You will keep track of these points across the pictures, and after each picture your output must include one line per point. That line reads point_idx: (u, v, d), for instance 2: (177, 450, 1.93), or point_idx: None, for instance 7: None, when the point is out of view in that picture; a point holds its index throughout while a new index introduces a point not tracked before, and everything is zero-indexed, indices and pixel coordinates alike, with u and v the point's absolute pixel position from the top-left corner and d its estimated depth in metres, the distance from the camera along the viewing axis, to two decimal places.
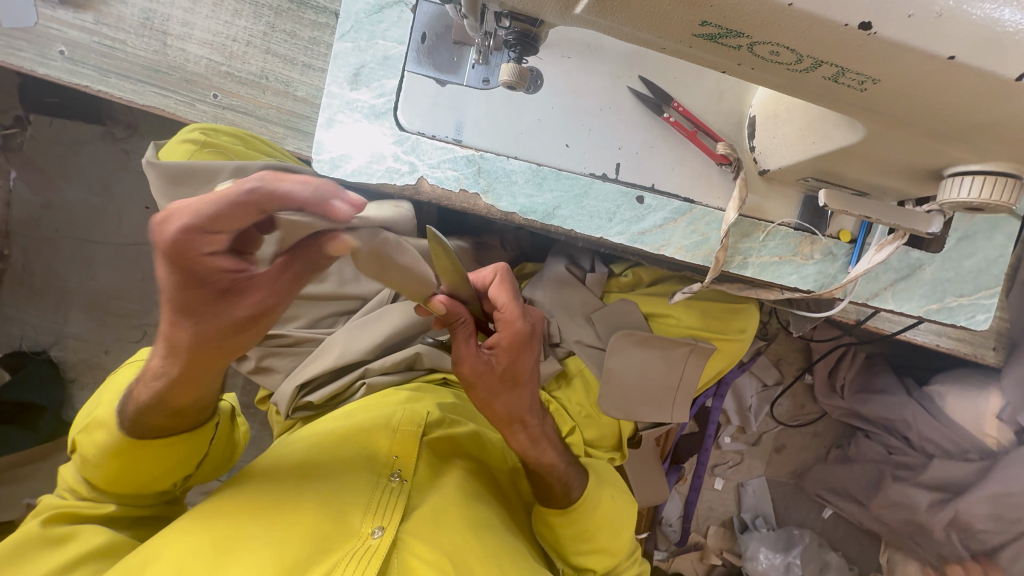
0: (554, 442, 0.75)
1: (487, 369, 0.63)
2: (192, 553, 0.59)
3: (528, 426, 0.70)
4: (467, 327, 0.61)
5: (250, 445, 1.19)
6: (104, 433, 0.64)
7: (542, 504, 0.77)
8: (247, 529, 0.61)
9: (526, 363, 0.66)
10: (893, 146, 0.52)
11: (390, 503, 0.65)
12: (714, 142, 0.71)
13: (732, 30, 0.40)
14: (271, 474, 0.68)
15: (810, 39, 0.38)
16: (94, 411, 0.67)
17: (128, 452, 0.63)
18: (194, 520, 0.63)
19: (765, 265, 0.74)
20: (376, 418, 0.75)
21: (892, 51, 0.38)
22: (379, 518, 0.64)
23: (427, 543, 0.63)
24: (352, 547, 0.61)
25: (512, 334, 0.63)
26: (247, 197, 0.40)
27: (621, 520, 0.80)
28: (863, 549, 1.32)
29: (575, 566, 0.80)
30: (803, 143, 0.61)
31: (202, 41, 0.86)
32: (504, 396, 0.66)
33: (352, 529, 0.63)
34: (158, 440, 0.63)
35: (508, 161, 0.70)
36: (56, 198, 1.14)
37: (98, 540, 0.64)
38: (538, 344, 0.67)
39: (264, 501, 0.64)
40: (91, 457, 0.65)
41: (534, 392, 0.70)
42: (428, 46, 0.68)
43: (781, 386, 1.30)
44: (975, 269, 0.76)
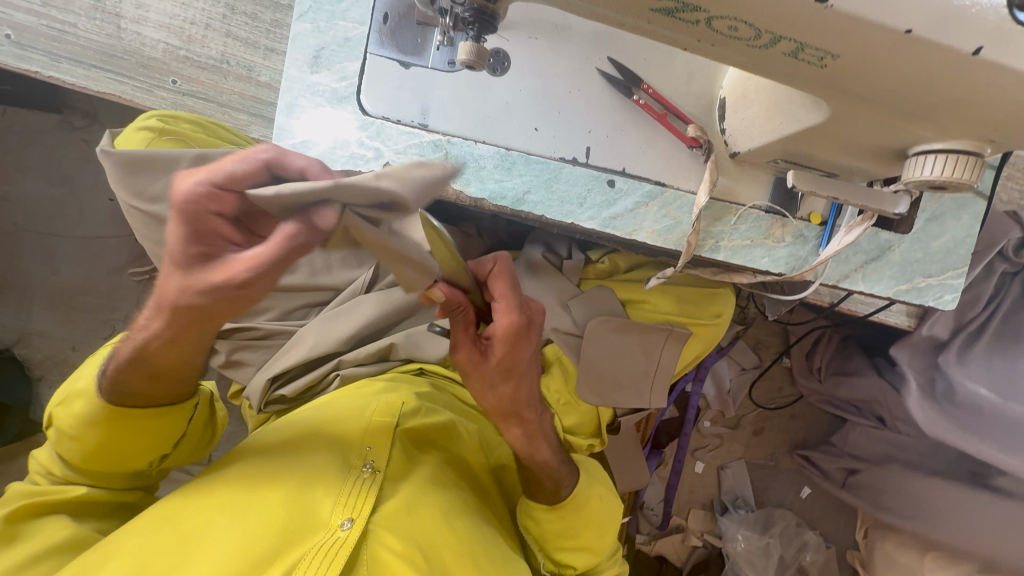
0: (548, 438, 0.74)
1: (483, 359, 0.63)
2: (155, 547, 0.58)
3: (524, 421, 0.69)
4: (465, 317, 0.62)
5: (226, 441, 1.17)
6: (82, 405, 0.63)
7: (530, 498, 0.77)
8: (211, 521, 0.60)
9: (525, 356, 0.64)
10: (858, 125, 0.52)
11: (360, 494, 0.64)
12: (684, 124, 0.70)
13: (689, 4, 0.39)
14: (240, 466, 0.66)
15: (767, 13, 0.38)
16: (73, 384, 0.66)
17: (107, 422, 0.62)
18: (160, 512, 0.62)
19: (737, 249, 0.74)
20: (351, 408, 0.74)
21: (853, 25, 0.37)
22: (349, 510, 0.63)
23: (398, 535, 0.63)
24: (321, 539, 0.60)
25: (508, 327, 0.62)
26: (262, 157, 0.45)
27: (604, 518, 0.80)
28: (839, 526, 1.35)
29: (555, 561, 0.79)
30: (770, 124, 0.61)
31: (158, 24, 0.82)
32: (502, 388, 0.65)
33: (321, 520, 0.62)
34: (134, 411, 0.62)
35: (476, 146, 0.68)
36: (14, 191, 1.10)
37: (66, 529, 0.63)
38: (536, 338, 0.66)
39: (232, 493, 0.63)
40: (67, 431, 0.64)
41: (532, 387, 0.69)
42: (390, 26, 0.66)
43: (759, 369, 1.33)
44: (943, 249, 0.77)
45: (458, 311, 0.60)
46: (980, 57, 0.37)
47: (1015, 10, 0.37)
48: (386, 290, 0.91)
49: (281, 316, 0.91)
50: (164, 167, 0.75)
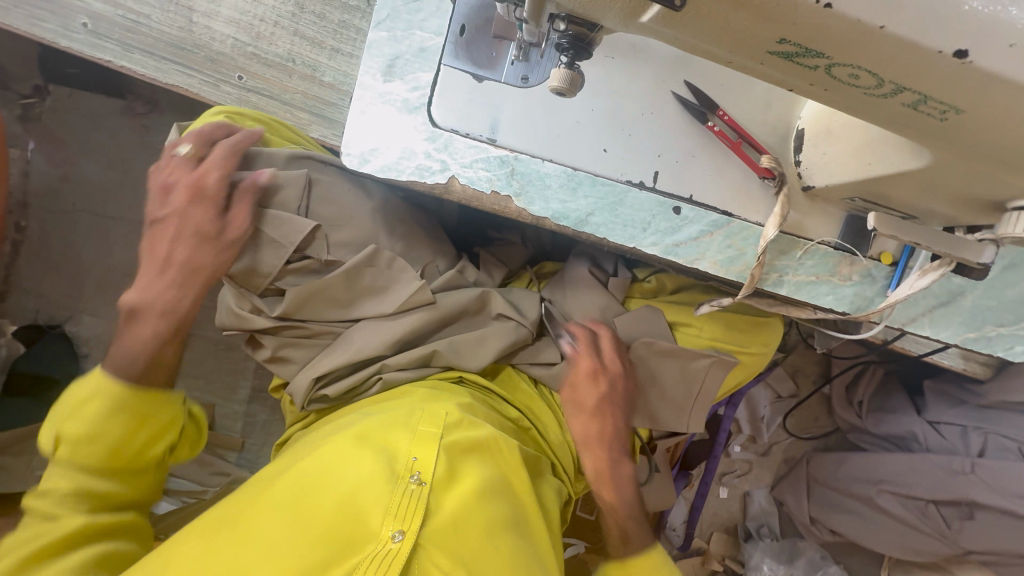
0: None
1: None
2: (217, 549, 0.60)
3: None
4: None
5: (260, 429, 1.20)
6: (98, 402, 0.64)
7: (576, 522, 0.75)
8: (267, 526, 0.61)
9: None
10: (957, 175, 0.50)
11: (409, 507, 0.64)
12: (758, 154, 0.68)
13: (812, 50, 0.37)
14: (290, 472, 0.67)
15: (897, 65, 0.36)
16: (81, 403, 0.64)
17: (128, 403, 0.65)
18: (218, 516, 0.64)
19: (800, 284, 0.72)
20: (396, 417, 0.73)
21: (987, 84, 0.35)
22: (399, 521, 0.63)
23: (447, 554, 0.63)
24: (372, 550, 0.61)
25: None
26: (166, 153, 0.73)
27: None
28: (866, 564, 1.30)
29: None
30: (856, 162, 0.58)
31: (229, 20, 0.83)
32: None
33: (371, 530, 0.62)
34: (149, 393, 0.68)
35: (543, 164, 0.67)
36: (74, 171, 1.13)
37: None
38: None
39: (284, 499, 0.63)
40: (82, 435, 0.63)
41: None
42: (466, 38, 0.65)
43: (796, 399, 1.31)
44: (1018, 299, 0.74)
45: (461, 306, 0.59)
46: None
47: None
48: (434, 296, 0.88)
49: None
50: (245, 164, 0.77)
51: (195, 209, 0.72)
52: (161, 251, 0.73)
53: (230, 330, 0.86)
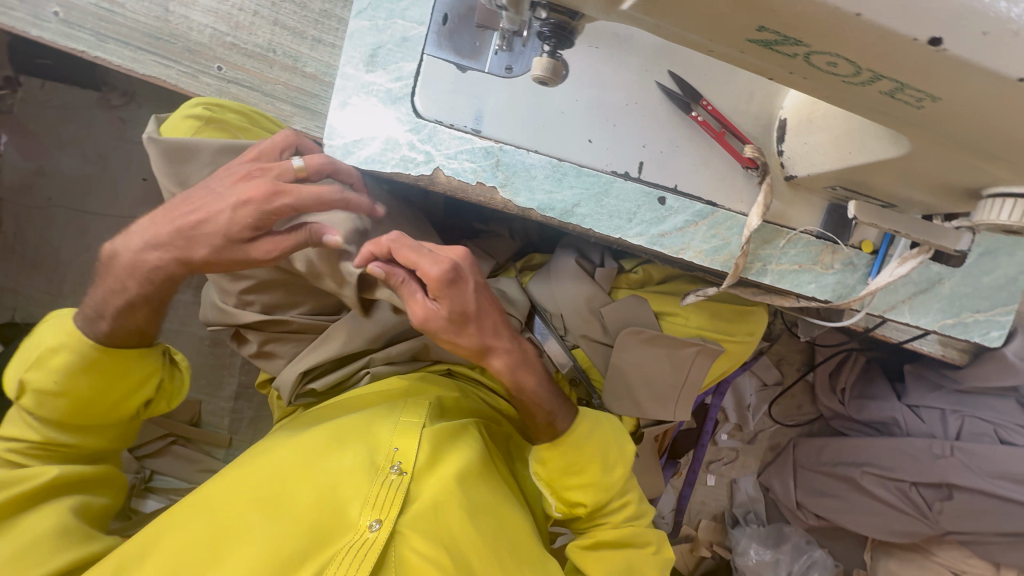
0: (534, 364, 0.75)
1: (431, 314, 0.64)
2: (193, 539, 0.60)
3: (495, 349, 0.70)
4: (410, 285, 0.64)
5: (247, 425, 1.19)
6: (64, 357, 0.64)
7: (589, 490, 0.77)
8: (244, 518, 0.61)
9: (470, 298, 0.65)
10: (935, 161, 0.50)
11: (388, 496, 0.64)
12: (742, 144, 0.69)
13: (790, 38, 0.37)
14: (268, 460, 0.67)
15: (874, 52, 0.36)
16: (48, 358, 0.65)
17: (91, 369, 0.65)
18: (196, 500, 0.64)
19: (784, 274, 0.73)
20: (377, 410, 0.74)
21: (959, 72, 0.35)
22: (377, 511, 0.63)
23: (425, 538, 0.64)
24: (350, 540, 0.61)
25: (441, 277, 0.62)
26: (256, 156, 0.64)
27: (614, 454, 0.78)
28: (850, 547, 1.34)
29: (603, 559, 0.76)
30: (837, 152, 0.59)
31: (206, 9, 0.81)
32: (472, 330, 0.67)
33: (349, 521, 0.63)
34: (114, 359, 0.66)
35: (528, 155, 0.67)
36: (50, 165, 1.10)
37: (69, 516, 0.64)
38: (472, 274, 0.66)
39: (262, 490, 0.63)
40: (49, 388, 0.64)
41: (490, 319, 0.69)
42: (449, 28, 0.65)
43: (780, 387, 1.33)
44: (993, 285, 0.75)
45: (402, 283, 0.63)
46: None
47: None
48: None
49: (313, 310, 0.90)
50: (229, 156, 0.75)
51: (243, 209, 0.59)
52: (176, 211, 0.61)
53: (216, 325, 0.87)
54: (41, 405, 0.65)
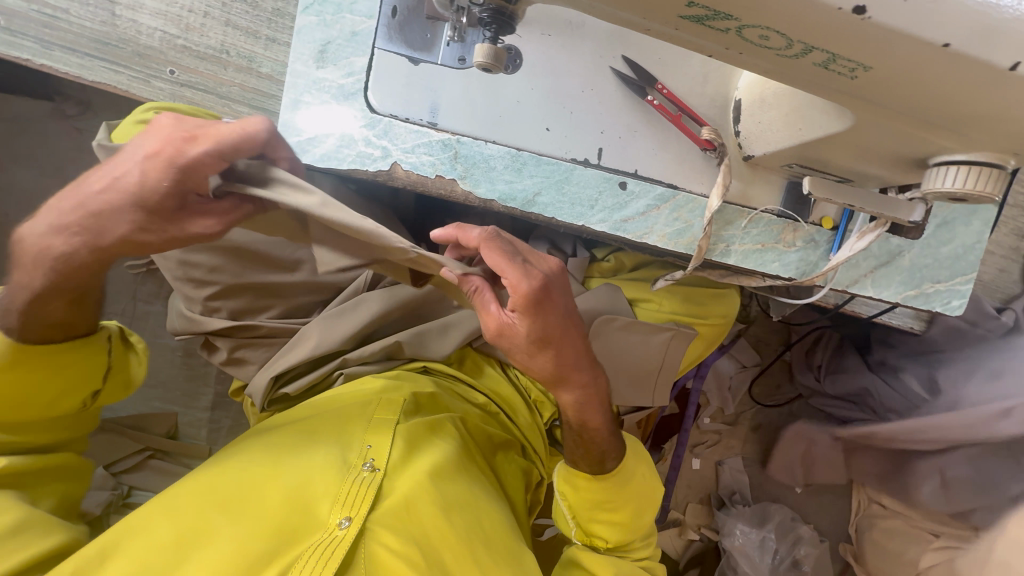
0: (603, 403, 0.75)
1: (510, 330, 0.63)
2: (156, 541, 0.58)
3: (570, 383, 0.70)
4: (485, 293, 0.63)
5: (226, 435, 1.18)
6: None
7: (609, 508, 0.79)
8: (211, 519, 0.60)
9: (554, 323, 0.63)
10: (878, 133, 0.51)
11: (359, 493, 0.64)
12: (699, 126, 0.69)
13: (720, 12, 0.37)
14: (239, 461, 0.67)
15: (802, 23, 0.36)
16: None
17: (14, 366, 0.60)
18: (162, 500, 0.63)
19: (747, 253, 0.73)
20: (351, 408, 0.75)
21: (885, 39, 0.36)
22: (347, 509, 0.63)
23: (396, 534, 0.63)
24: (319, 539, 0.60)
25: (528, 294, 0.60)
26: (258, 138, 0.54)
27: (646, 500, 0.82)
28: (835, 521, 1.36)
29: (586, 533, 0.81)
30: (789, 129, 0.60)
31: (155, 12, 0.79)
32: (547, 356, 0.66)
33: (319, 519, 0.62)
34: (47, 350, 0.61)
35: (486, 146, 0.67)
36: (5, 179, 1.07)
37: (23, 510, 0.59)
38: (561, 298, 0.64)
39: (231, 490, 0.63)
40: None
41: (574, 352, 0.67)
42: (399, 20, 0.64)
43: (759, 367, 1.34)
44: (953, 255, 0.77)
45: (477, 292, 0.62)
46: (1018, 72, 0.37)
47: None
48: (391, 287, 0.90)
49: (283, 314, 0.89)
50: None
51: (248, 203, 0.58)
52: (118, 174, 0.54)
53: (183, 334, 0.87)
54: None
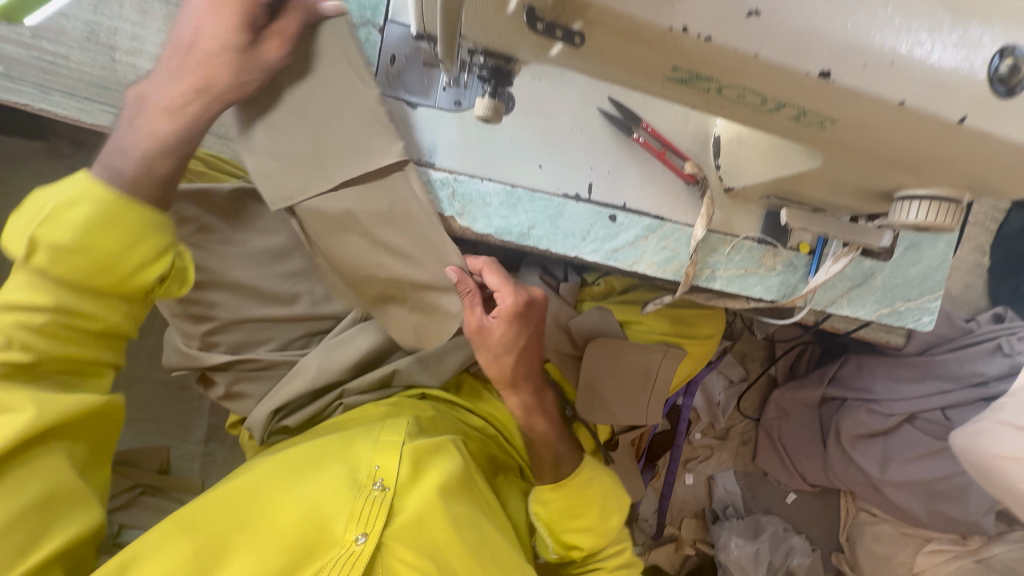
0: (547, 413, 0.82)
1: (489, 333, 0.69)
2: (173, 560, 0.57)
3: (521, 390, 0.77)
4: (475, 297, 0.68)
5: (219, 468, 1.16)
6: (78, 213, 0.48)
7: (574, 516, 0.82)
8: (230, 539, 0.61)
9: (527, 333, 0.71)
10: (846, 171, 0.56)
11: (371, 511, 0.66)
12: (682, 160, 0.73)
13: (701, 75, 0.41)
14: (251, 481, 0.67)
15: (775, 83, 0.40)
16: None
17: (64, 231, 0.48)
18: (177, 518, 0.63)
19: (731, 278, 0.77)
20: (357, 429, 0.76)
21: (849, 96, 0.40)
22: (362, 525, 0.65)
23: (409, 547, 0.66)
24: (336, 554, 0.63)
25: (513, 306, 0.68)
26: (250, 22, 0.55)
27: (615, 504, 0.84)
28: (824, 529, 1.39)
29: (563, 543, 0.82)
30: (765, 165, 0.64)
31: (155, 57, 0.82)
32: (509, 360, 0.72)
33: (335, 536, 0.64)
34: (106, 222, 0.49)
35: (482, 183, 0.70)
36: None
37: (52, 483, 0.51)
38: (539, 319, 0.72)
39: (245, 511, 0.63)
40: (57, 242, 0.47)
41: (530, 362, 0.75)
42: (397, 67, 0.68)
43: (746, 382, 1.39)
44: (921, 274, 0.82)
45: (467, 293, 0.67)
46: (964, 125, 0.41)
47: (996, 82, 0.40)
48: (388, 316, 0.91)
49: (281, 347, 0.90)
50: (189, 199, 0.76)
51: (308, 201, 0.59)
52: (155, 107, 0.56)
53: (179, 370, 0.86)
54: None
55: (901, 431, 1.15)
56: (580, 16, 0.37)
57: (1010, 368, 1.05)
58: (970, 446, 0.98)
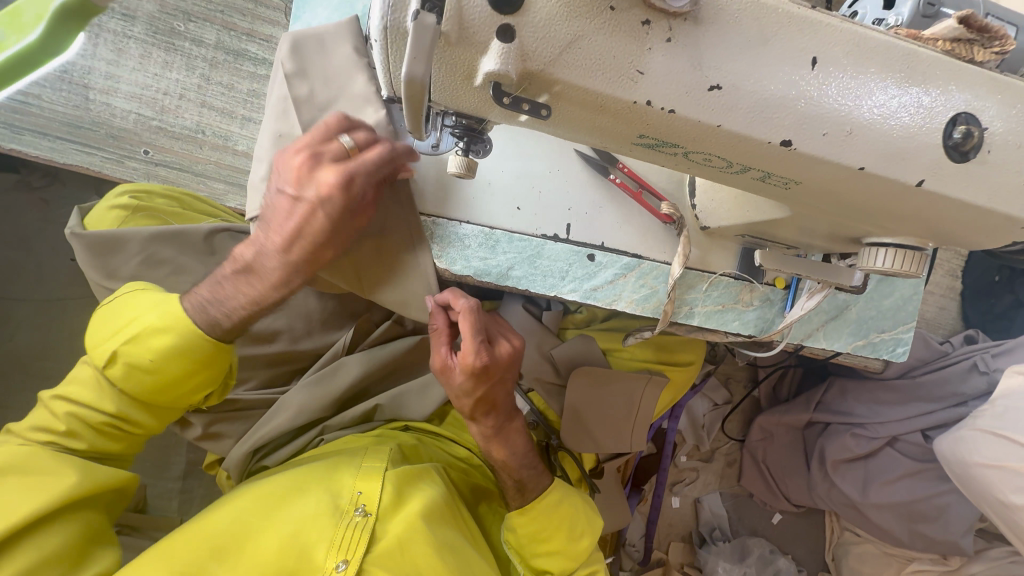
0: (511, 444, 0.79)
1: (448, 373, 0.69)
2: None
3: (478, 424, 0.75)
4: (442, 336, 0.69)
5: (197, 504, 1.14)
6: (166, 339, 0.60)
7: (543, 541, 0.79)
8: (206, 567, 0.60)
9: (480, 383, 0.68)
10: (814, 220, 0.57)
11: (351, 539, 0.65)
12: (658, 201, 0.74)
13: (668, 142, 0.42)
14: (230, 510, 0.66)
15: (739, 151, 0.41)
16: (129, 327, 0.61)
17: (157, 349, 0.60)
18: (154, 549, 0.61)
19: (709, 314, 0.78)
20: (340, 456, 0.75)
21: (811, 163, 0.41)
22: (343, 552, 0.64)
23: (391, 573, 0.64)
24: None
25: (468, 360, 0.66)
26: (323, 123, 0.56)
27: (581, 524, 0.80)
28: (810, 550, 1.40)
29: (533, 569, 0.79)
30: (737, 209, 0.65)
31: (129, 95, 0.83)
32: (467, 402, 0.71)
33: (315, 564, 0.63)
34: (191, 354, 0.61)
35: (460, 226, 0.70)
36: None
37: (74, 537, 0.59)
38: (502, 372, 0.70)
39: (225, 539, 0.62)
40: (141, 364, 0.60)
41: (494, 400, 0.73)
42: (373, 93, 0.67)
43: (730, 404, 1.40)
44: (893, 306, 0.84)
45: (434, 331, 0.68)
46: (922, 188, 0.43)
47: (951, 147, 0.42)
48: (369, 350, 0.91)
49: (260, 385, 0.89)
50: (165, 240, 0.76)
51: (336, 212, 0.55)
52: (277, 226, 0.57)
53: None
54: (115, 379, 0.61)
55: (882, 454, 1.16)
56: (545, 89, 0.37)
57: (987, 387, 1.07)
58: (953, 452, 0.99)
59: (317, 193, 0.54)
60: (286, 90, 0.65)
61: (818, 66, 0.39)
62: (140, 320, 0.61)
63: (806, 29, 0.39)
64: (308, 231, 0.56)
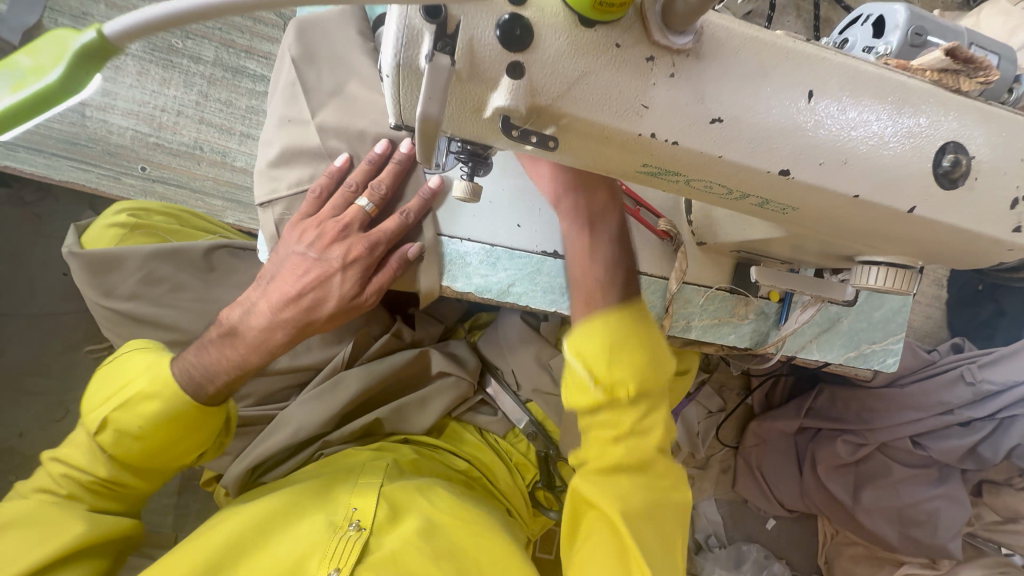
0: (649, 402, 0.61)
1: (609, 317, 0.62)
2: None
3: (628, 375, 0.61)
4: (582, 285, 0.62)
5: (192, 519, 1.12)
6: (154, 405, 0.66)
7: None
8: None
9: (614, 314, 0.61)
10: (807, 240, 0.59)
11: (344, 551, 0.64)
12: (655, 218, 0.77)
13: (670, 171, 0.43)
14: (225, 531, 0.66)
15: (738, 180, 0.42)
16: (125, 388, 0.67)
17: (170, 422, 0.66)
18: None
19: (706, 327, 0.80)
20: (336, 476, 0.76)
21: (809, 189, 0.43)
22: (335, 562, 0.63)
23: None
24: None
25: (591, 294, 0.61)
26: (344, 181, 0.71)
27: None
28: (803, 554, 1.42)
29: None
30: (732, 228, 0.67)
31: (126, 112, 0.82)
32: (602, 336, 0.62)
33: None
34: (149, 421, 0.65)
35: (462, 243, 0.71)
36: None
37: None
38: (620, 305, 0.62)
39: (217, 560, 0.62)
40: (130, 431, 0.66)
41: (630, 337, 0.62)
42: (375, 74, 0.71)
43: (724, 412, 1.42)
44: (884, 318, 0.86)
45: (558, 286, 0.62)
46: (913, 214, 0.44)
47: (941, 176, 0.44)
48: (369, 364, 0.90)
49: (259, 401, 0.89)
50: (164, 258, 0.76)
51: (347, 274, 0.70)
52: (287, 282, 0.70)
53: None
54: (104, 444, 0.66)
55: (873, 459, 1.19)
56: (552, 122, 0.38)
57: (972, 397, 1.09)
58: None
59: (338, 259, 0.69)
60: (294, 75, 0.69)
61: (813, 98, 0.41)
62: (133, 385, 0.67)
63: (801, 63, 0.41)
64: (315, 288, 0.70)
